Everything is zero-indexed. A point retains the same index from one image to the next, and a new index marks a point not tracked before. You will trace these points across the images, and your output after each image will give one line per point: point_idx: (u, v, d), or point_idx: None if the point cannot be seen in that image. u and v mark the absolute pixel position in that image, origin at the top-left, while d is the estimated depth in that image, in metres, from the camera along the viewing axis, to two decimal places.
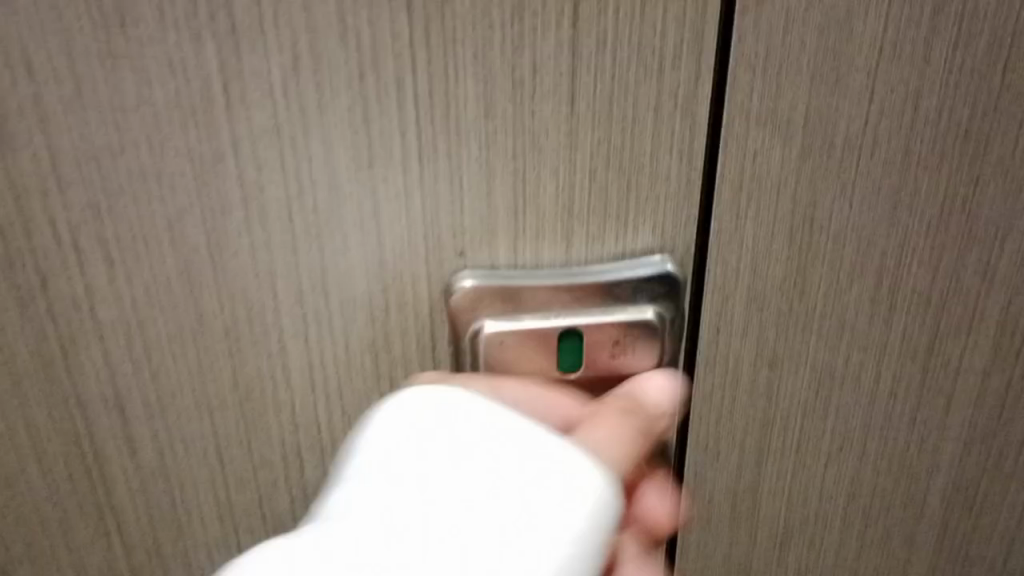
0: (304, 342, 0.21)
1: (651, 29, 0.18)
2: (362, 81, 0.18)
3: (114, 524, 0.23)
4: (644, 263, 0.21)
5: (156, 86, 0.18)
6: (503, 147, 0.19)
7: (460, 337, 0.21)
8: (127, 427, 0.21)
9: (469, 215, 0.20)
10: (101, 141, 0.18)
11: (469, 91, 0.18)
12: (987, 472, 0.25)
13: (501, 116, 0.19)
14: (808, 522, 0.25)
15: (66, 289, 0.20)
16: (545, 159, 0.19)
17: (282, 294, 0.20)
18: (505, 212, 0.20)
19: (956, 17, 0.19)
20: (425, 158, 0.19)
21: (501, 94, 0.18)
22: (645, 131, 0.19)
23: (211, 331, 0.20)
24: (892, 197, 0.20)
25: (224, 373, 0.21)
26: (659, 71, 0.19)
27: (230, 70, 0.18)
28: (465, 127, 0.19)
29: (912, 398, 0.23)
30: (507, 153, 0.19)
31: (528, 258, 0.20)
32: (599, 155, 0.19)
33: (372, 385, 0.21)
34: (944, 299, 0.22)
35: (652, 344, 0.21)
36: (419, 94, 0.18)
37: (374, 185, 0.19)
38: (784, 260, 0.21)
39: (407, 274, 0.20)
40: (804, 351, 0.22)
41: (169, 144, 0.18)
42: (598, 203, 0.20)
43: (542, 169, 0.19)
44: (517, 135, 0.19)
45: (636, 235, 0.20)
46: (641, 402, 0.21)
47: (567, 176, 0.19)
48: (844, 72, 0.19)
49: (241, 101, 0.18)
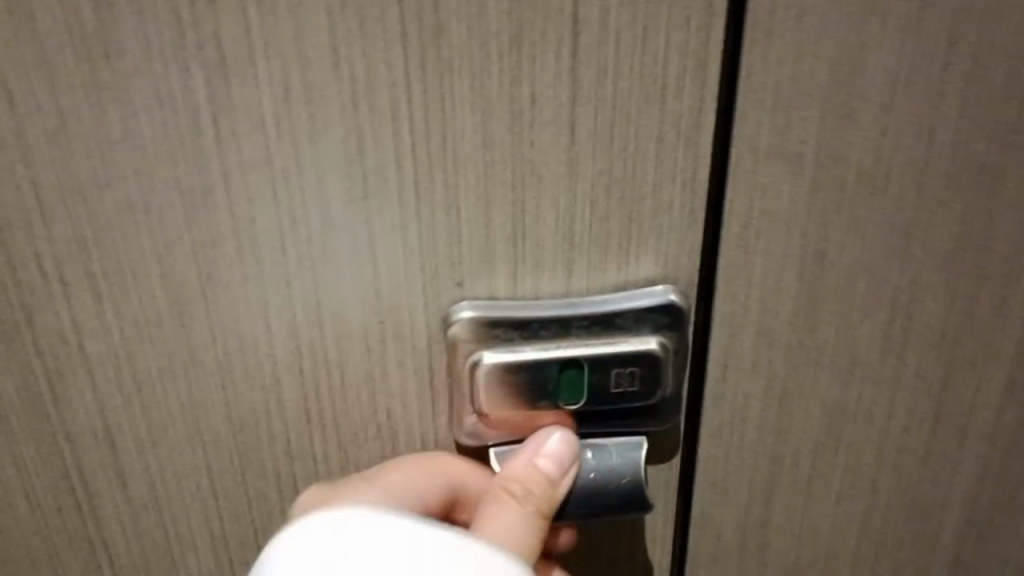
0: (299, 374, 0.20)
1: (655, 59, 0.18)
2: (356, 113, 0.17)
3: (105, 557, 0.22)
4: (647, 295, 0.20)
5: (143, 118, 0.17)
6: (501, 176, 0.18)
7: (457, 369, 0.20)
8: (118, 461, 0.21)
9: (466, 245, 0.19)
10: (87, 174, 0.18)
11: (466, 121, 0.18)
12: (1003, 508, 0.24)
13: (499, 145, 0.18)
14: (819, 557, 0.24)
15: (53, 324, 0.19)
16: (544, 188, 0.19)
17: (276, 327, 0.20)
18: (503, 241, 0.19)
19: (974, 48, 0.18)
20: (421, 188, 0.18)
21: (499, 123, 0.18)
22: (648, 161, 0.19)
23: (202, 364, 0.20)
24: (905, 231, 0.20)
25: (216, 406, 0.20)
26: (664, 100, 0.18)
27: (219, 103, 0.17)
28: (462, 156, 0.18)
29: (926, 434, 0.22)
30: (505, 183, 0.18)
31: (528, 289, 0.20)
32: (601, 184, 0.19)
33: (369, 416, 0.21)
34: (959, 334, 0.21)
35: (657, 378, 0.21)
36: (414, 124, 0.18)
37: (369, 216, 0.19)
38: (794, 293, 0.20)
39: (404, 305, 0.20)
40: (814, 386, 0.21)
41: (157, 177, 0.18)
42: (600, 232, 0.19)
43: (541, 198, 0.19)
44: (515, 164, 0.18)
45: (639, 264, 0.20)
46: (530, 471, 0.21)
47: (567, 205, 0.19)
48: (856, 104, 0.18)
49: (230, 133, 0.17)
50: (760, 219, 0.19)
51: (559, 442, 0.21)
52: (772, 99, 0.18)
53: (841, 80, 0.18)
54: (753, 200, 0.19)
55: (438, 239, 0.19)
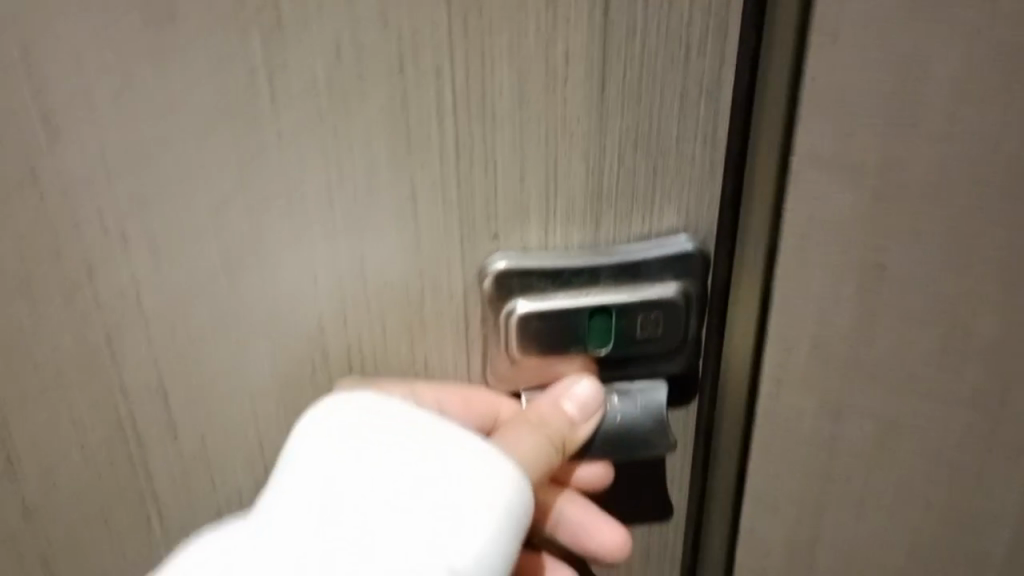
0: (342, 324, 0.21)
1: (680, 18, 0.19)
2: (402, 72, 0.19)
3: (154, 510, 0.23)
4: (670, 244, 0.21)
5: (203, 77, 0.18)
6: (536, 134, 0.20)
7: (493, 318, 0.22)
8: (169, 413, 0.22)
9: (501, 199, 0.20)
10: (149, 132, 0.19)
11: (504, 79, 0.19)
12: None
13: (534, 103, 0.19)
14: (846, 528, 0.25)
15: (113, 280, 0.20)
16: (575, 144, 0.20)
17: (322, 279, 0.21)
18: (536, 195, 0.20)
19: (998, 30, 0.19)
20: (460, 145, 0.20)
21: (534, 82, 0.19)
22: (672, 116, 0.20)
23: (252, 317, 0.21)
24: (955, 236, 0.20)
25: (265, 356, 0.22)
26: (688, 59, 0.19)
27: (274, 63, 0.18)
28: (500, 114, 0.19)
29: (961, 420, 0.23)
30: (540, 139, 0.20)
31: (560, 241, 0.21)
32: (628, 139, 0.20)
33: (407, 363, 0.22)
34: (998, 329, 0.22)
35: (680, 322, 0.22)
36: (456, 83, 0.19)
37: (411, 172, 0.20)
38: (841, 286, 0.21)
39: (443, 257, 0.21)
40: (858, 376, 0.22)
41: (215, 138, 0.19)
42: (626, 184, 0.20)
43: (573, 154, 0.20)
44: (549, 121, 0.19)
45: (662, 215, 0.21)
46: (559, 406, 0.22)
47: (597, 160, 0.20)
48: (901, 102, 0.19)
49: (284, 92, 0.19)
50: (795, 193, 0.20)
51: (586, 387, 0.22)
52: (802, 69, 0.19)
53: (890, 73, 0.19)
54: (787, 171, 0.20)
55: (476, 194, 0.20)
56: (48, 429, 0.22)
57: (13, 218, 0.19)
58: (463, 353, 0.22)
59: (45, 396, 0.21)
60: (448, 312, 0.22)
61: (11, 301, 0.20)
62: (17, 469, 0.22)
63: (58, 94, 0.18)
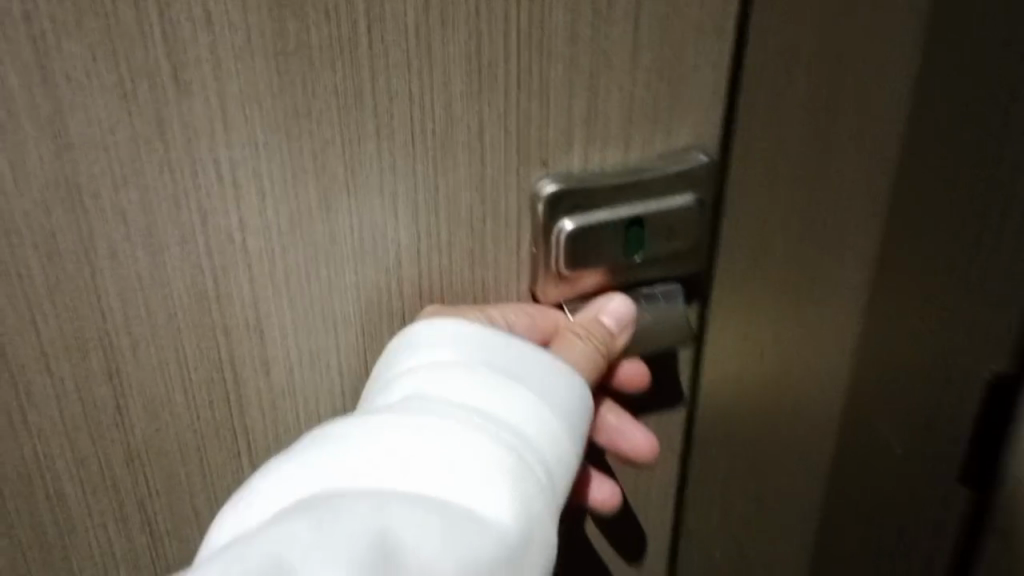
0: (416, 257, 0.24)
1: None
2: (478, 16, 0.22)
3: (245, 444, 0.26)
4: (689, 160, 0.25)
5: (313, 30, 0.21)
6: (583, 68, 0.23)
7: (542, 237, 0.25)
8: (265, 346, 0.24)
9: (552, 128, 0.24)
10: (264, 83, 0.21)
11: (559, 20, 0.22)
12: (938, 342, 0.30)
13: (582, 40, 0.23)
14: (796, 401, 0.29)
15: (224, 225, 0.23)
16: (613, 75, 0.23)
17: (401, 214, 0.24)
18: (580, 123, 0.24)
19: None
20: (521, 81, 0.23)
21: (583, 20, 0.23)
22: (690, 45, 0.24)
23: (340, 252, 0.24)
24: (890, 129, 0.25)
25: (349, 289, 0.24)
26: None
27: (374, 13, 0.21)
28: (555, 50, 0.23)
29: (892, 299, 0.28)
30: (586, 72, 0.23)
31: (599, 163, 0.25)
32: (655, 68, 0.24)
33: (468, 287, 0.25)
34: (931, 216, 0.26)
35: (694, 223, 0.26)
36: (521, 24, 0.22)
37: (481, 108, 0.23)
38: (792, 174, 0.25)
39: (503, 186, 0.24)
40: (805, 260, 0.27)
41: (320, 84, 0.22)
42: (651, 108, 0.24)
43: (611, 83, 0.24)
44: (594, 56, 0.23)
45: (678, 135, 0.25)
46: (599, 318, 0.26)
47: (630, 86, 0.24)
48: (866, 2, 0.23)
49: (380, 41, 0.22)
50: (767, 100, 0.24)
51: (620, 303, 0.26)
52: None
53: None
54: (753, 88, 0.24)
55: (534, 124, 0.23)
56: (156, 372, 0.24)
57: (142, 171, 0.22)
58: (514, 274, 0.26)
59: (156, 341, 0.24)
60: (507, 234, 0.25)
61: (133, 250, 0.22)
62: (126, 414, 0.24)
63: (188, 51, 0.21)
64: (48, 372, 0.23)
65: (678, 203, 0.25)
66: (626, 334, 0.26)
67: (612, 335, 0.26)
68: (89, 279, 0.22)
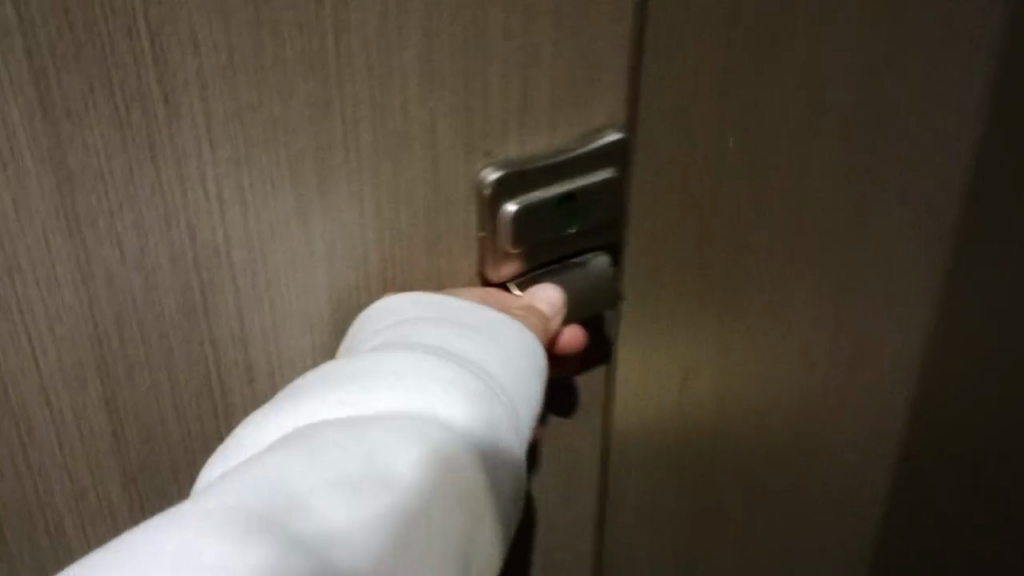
0: (380, 252, 0.26)
1: None
2: (429, 22, 0.24)
3: None
4: (605, 138, 0.28)
5: (288, 47, 0.23)
6: (517, 62, 0.26)
7: (485, 222, 0.27)
8: (248, 356, 0.26)
9: (492, 120, 0.26)
10: (245, 100, 0.23)
11: (497, 21, 0.25)
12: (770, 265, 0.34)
13: (517, 37, 0.25)
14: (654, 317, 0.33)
15: (211, 239, 0.24)
16: (543, 66, 0.26)
17: (367, 212, 0.25)
18: (515, 112, 0.26)
19: None
20: (466, 78, 0.25)
21: (518, 20, 0.25)
22: (603, 33, 0.26)
23: (315, 254, 0.25)
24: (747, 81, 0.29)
25: (322, 287, 0.26)
26: None
27: (341, 26, 0.23)
28: (494, 48, 0.25)
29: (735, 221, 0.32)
30: (520, 66, 0.26)
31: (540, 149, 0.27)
32: (575, 57, 0.26)
33: (426, 275, 0.27)
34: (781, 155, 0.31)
35: (609, 194, 0.29)
36: (465, 27, 0.24)
37: (432, 107, 0.25)
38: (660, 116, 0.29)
39: (453, 177, 0.26)
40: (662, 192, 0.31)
41: (295, 96, 0.23)
42: (573, 94, 0.27)
43: (541, 73, 0.26)
44: (526, 51, 0.26)
45: (595, 115, 0.28)
46: (537, 297, 0.28)
47: (556, 75, 0.26)
48: None
49: (346, 51, 0.23)
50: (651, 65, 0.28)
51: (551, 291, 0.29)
52: None
53: None
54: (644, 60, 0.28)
55: (478, 118, 0.26)
56: (150, 393, 0.25)
57: (136, 196, 0.23)
58: (462, 258, 0.28)
59: (149, 363, 0.24)
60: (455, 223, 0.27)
61: (127, 277, 0.23)
62: (121, 438, 0.25)
63: (177, 76, 0.22)
64: (50, 407, 0.24)
65: (597, 177, 0.28)
66: (558, 314, 0.29)
67: (550, 310, 0.28)
68: (89, 309, 0.23)
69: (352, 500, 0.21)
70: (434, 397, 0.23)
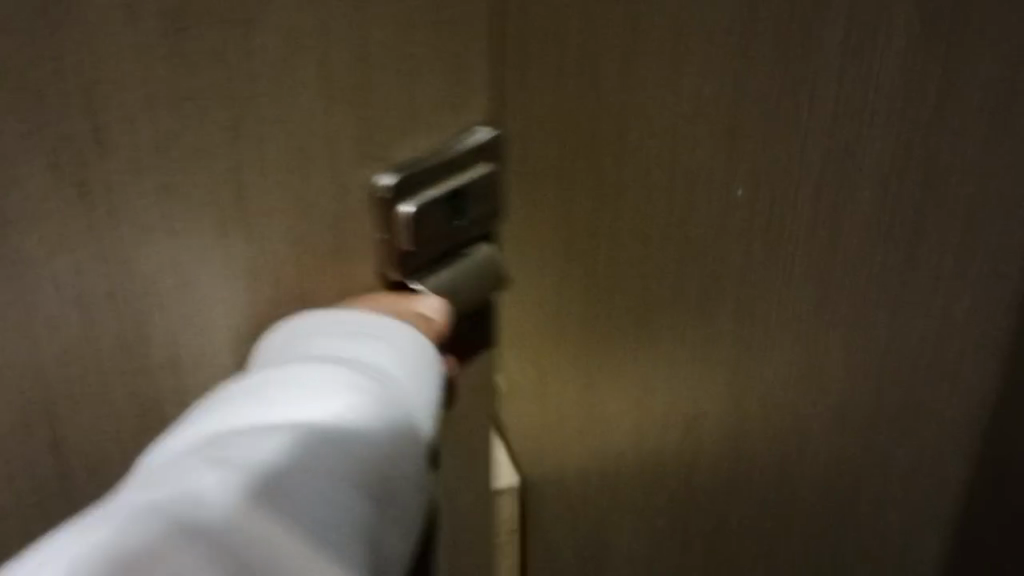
0: (297, 257, 0.27)
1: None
2: (337, 49, 0.24)
3: None
4: (475, 138, 0.28)
5: (203, 77, 0.23)
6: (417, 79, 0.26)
7: (390, 227, 0.27)
8: (173, 360, 0.27)
9: (397, 143, 0.26)
10: (166, 131, 0.24)
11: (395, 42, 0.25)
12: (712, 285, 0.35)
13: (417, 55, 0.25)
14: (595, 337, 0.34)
15: (139, 268, 0.25)
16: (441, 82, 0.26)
17: (284, 229, 0.26)
18: (418, 131, 0.27)
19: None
20: (371, 103, 0.25)
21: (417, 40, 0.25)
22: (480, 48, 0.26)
23: (236, 272, 0.26)
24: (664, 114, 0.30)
25: (250, 299, 0.27)
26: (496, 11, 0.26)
27: (255, 54, 0.24)
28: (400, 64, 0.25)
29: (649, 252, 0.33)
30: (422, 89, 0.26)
31: (418, 168, 0.27)
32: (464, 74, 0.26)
33: (349, 282, 0.28)
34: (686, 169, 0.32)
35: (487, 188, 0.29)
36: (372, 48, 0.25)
37: (343, 126, 0.25)
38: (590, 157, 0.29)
39: (367, 187, 0.27)
40: None
41: (207, 126, 0.24)
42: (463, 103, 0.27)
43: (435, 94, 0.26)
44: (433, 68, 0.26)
45: (472, 124, 0.28)
46: (424, 317, 0.28)
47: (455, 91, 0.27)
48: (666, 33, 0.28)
49: (254, 82, 0.24)
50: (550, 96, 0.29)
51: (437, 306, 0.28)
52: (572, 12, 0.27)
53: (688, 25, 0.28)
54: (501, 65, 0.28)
55: (381, 137, 0.26)
56: (82, 414, 0.26)
57: (66, 236, 0.24)
58: (367, 263, 0.28)
59: (82, 383, 0.26)
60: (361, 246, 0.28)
61: (60, 290, 0.24)
62: (60, 451, 0.27)
63: (96, 118, 0.23)
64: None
65: (474, 175, 0.28)
66: (440, 329, 0.28)
67: (434, 328, 0.28)
68: (25, 348, 0.25)
69: (242, 500, 0.22)
70: (338, 401, 0.24)
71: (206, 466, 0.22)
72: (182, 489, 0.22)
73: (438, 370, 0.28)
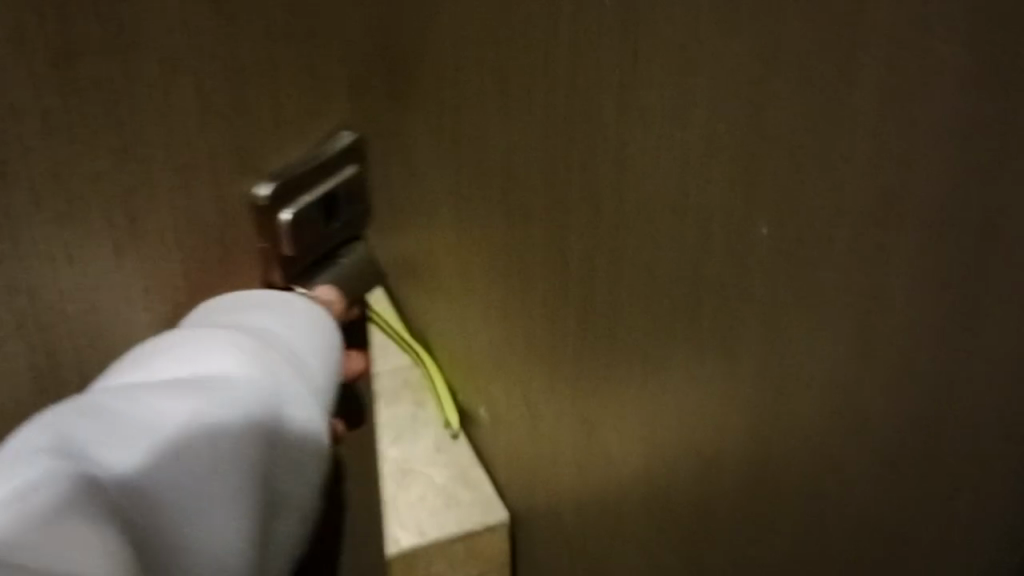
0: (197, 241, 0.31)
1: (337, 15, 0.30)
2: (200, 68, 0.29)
3: None
4: (340, 140, 0.32)
5: (90, 96, 0.28)
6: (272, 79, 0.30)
7: (272, 228, 0.32)
8: (85, 350, 0.31)
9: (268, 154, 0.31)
10: (62, 146, 0.28)
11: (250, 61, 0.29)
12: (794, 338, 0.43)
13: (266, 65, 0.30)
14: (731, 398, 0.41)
15: (48, 263, 0.29)
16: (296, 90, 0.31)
17: (174, 219, 0.31)
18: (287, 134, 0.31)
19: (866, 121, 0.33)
20: (242, 107, 0.30)
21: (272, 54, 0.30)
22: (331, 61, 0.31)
23: (131, 258, 0.30)
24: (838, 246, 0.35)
25: (149, 283, 0.31)
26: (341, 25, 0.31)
27: (140, 73, 0.28)
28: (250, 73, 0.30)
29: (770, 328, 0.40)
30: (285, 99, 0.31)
31: (299, 170, 0.32)
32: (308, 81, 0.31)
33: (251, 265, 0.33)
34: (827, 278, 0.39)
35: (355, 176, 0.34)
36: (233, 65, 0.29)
37: (218, 136, 0.30)
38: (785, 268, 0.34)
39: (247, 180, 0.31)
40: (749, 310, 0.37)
41: (105, 133, 0.28)
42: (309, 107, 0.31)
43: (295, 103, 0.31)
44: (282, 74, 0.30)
45: (337, 132, 0.32)
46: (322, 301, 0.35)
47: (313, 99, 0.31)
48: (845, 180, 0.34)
49: (141, 92, 0.28)
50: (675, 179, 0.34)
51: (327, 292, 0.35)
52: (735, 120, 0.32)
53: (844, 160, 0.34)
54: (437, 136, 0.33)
55: (250, 137, 0.31)
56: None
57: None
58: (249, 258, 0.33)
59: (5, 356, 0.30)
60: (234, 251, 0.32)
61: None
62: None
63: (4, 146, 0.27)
64: None
65: (340, 171, 0.33)
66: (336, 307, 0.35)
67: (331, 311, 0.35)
68: None
69: (137, 442, 0.29)
70: (228, 362, 0.31)
71: (117, 411, 0.29)
72: (86, 428, 0.28)
73: (330, 339, 0.34)
